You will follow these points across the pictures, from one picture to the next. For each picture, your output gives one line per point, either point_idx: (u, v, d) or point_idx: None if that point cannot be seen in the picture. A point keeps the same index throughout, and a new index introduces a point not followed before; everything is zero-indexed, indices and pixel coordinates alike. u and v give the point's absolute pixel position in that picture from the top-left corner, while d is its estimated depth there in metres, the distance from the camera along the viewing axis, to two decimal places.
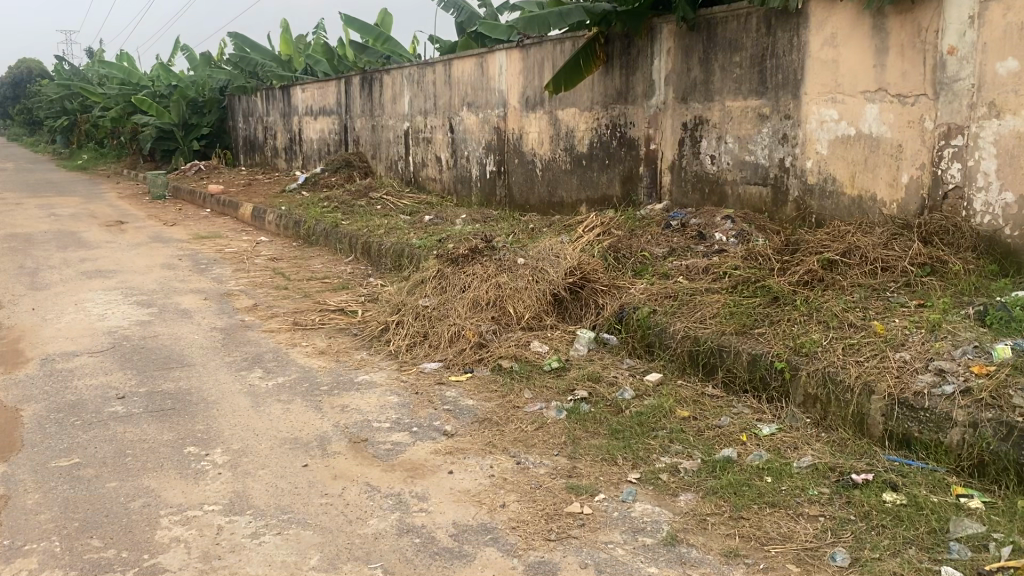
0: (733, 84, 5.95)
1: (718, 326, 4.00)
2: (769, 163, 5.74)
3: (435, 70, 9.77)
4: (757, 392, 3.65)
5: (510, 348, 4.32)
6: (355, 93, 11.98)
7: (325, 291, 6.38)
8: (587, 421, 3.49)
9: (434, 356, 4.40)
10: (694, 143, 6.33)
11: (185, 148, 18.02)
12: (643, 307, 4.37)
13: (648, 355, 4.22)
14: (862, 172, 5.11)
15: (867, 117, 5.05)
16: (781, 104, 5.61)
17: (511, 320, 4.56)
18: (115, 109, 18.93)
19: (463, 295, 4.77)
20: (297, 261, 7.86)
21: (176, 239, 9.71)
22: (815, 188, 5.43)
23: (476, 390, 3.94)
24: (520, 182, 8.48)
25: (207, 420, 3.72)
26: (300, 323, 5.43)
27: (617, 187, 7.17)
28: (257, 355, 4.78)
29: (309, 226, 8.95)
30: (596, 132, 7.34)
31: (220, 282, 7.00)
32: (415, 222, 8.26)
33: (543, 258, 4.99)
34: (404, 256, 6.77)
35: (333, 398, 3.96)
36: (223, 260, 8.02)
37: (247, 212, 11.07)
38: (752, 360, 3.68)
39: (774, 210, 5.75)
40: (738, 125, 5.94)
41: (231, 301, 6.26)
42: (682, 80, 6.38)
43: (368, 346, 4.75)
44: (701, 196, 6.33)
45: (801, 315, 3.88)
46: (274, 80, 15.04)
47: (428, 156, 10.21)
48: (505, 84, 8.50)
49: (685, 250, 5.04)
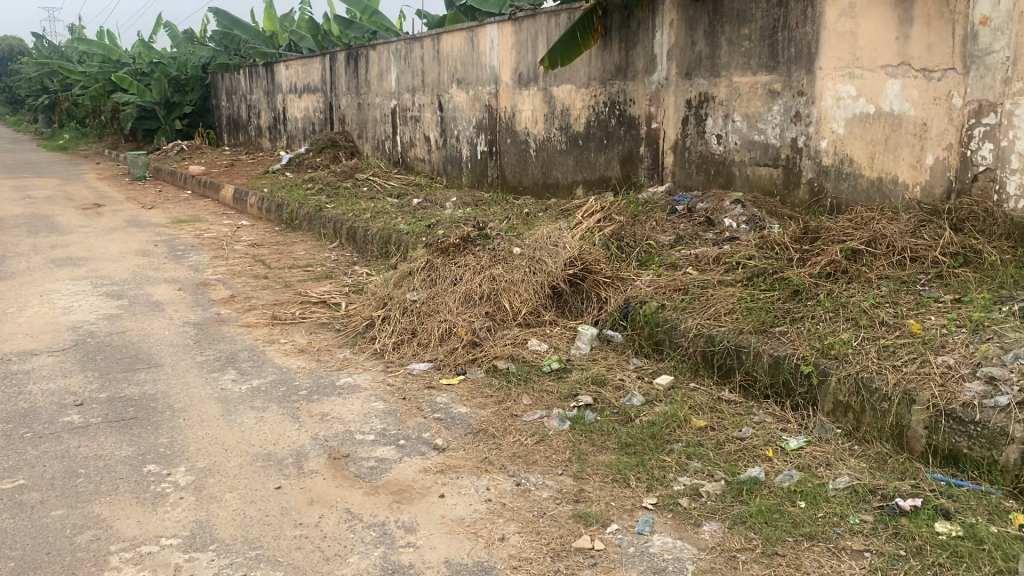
0: (741, 59, 5.57)
1: (734, 323, 3.65)
2: (780, 143, 5.38)
3: (424, 45, 9.34)
4: (780, 399, 3.32)
5: (506, 348, 3.96)
6: (340, 70, 11.53)
7: (307, 281, 6.01)
8: (593, 432, 3.14)
9: (424, 356, 4.04)
10: (699, 121, 5.96)
11: (167, 127, 17.48)
12: (651, 301, 4.02)
13: (657, 354, 3.88)
14: (882, 152, 4.76)
15: (888, 93, 4.68)
16: (793, 79, 5.24)
17: (507, 315, 4.20)
18: (94, 87, 18.38)
19: (455, 288, 4.41)
20: (279, 247, 7.47)
21: (153, 224, 9.29)
22: (830, 169, 5.08)
23: (469, 396, 3.59)
24: (512, 163, 8.10)
25: (172, 432, 3.35)
26: (279, 316, 5.06)
27: (615, 168, 6.80)
28: (230, 354, 4.41)
29: (292, 209, 8.55)
30: (594, 110, 6.95)
31: (197, 270, 6.62)
32: (403, 205, 7.87)
33: (540, 247, 4.62)
34: (391, 243, 6.39)
35: (311, 404, 3.61)
36: (201, 247, 7.63)
37: (228, 195, 10.65)
38: (774, 362, 3.34)
39: (785, 192, 5.40)
40: (747, 102, 5.58)
41: (207, 292, 5.88)
42: (685, 55, 6.00)
43: (352, 344, 4.39)
44: (706, 178, 5.97)
45: (826, 312, 3.53)
46: (257, 57, 14.55)
47: (416, 136, 9.80)
48: (496, 60, 8.10)
49: (693, 238, 4.68)
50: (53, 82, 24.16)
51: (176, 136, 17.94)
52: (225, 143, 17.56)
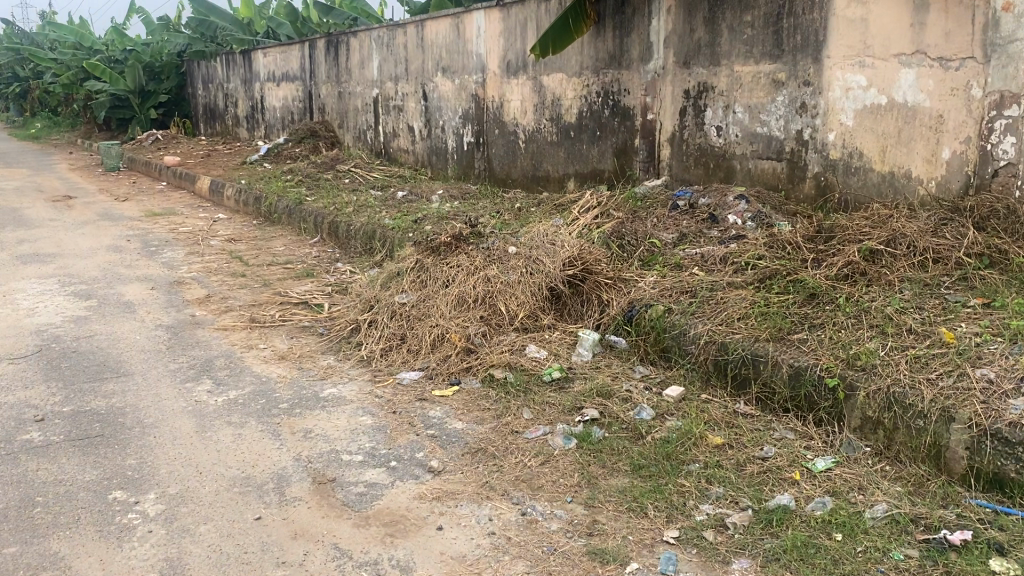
0: (743, 47, 5.32)
1: (749, 329, 3.40)
2: (785, 135, 5.14)
3: (407, 32, 9.02)
4: (802, 413, 3.08)
5: (502, 355, 3.70)
6: (320, 58, 11.18)
7: (287, 280, 5.71)
8: (603, 452, 2.88)
9: (415, 364, 3.77)
10: (698, 113, 5.71)
11: (142, 116, 17.04)
12: (657, 304, 3.76)
13: (664, 361, 3.63)
14: (895, 145, 4.53)
15: (901, 83, 4.45)
16: (799, 68, 5.00)
17: (503, 320, 3.94)
18: (66, 75, 17.87)
19: (446, 290, 4.13)
20: (257, 243, 7.16)
21: (126, 217, 8.94)
22: (838, 163, 4.85)
23: (465, 409, 3.32)
24: (500, 155, 7.82)
25: (140, 453, 3.07)
26: (257, 319, 4.76)
27: (609, 161, 6.55)
28: (206, 361, 4.12)
29: (271, 202, 8.23)
30: (586, 100, 6.69)
31: (171, 268, 6.30)
32: (387, 199, 7.57)
33: (537, 246, 4.35)
34: (375, 239, 6.11)
35: (294, 420, 3.34)
36: (176, 242, 7.30)
37: (204, 187, 10.30)
38: (794, 373, 3.10)
39: (789, 187, 5.16)
40: (749, 92, 5.33)
41: (181, 291, 5.57)
42: (684, 43, 5.74)
43: (336, 350, 4.11)
44: (705, 172, 5.73)
45: (848, 318, 3.29)
46: (234, 44, 14.16)
47: (400, 126, 9.49)
48: (483, 47, 7.81)
49: (697, 236, 4.44)
50: (23, 70, 23.57)
51: (151, 125, 17.48)
52: (202, 133, 17.13)
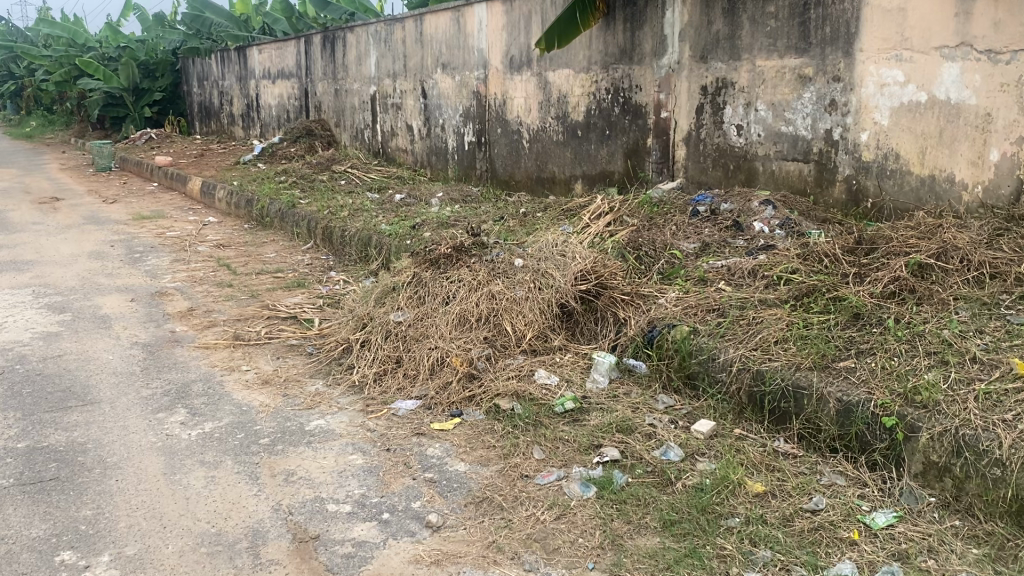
0: (766, 40, 4.93)
1: (787, 355, 3.03)
2: (812, 135, 4.76)
3: (405, 27, 8.64)
4: (852, 454, 2.71)
5: (509, 383, 3.32)
6: (316, 54, 10.80)
7: (277, 291, 5.34)
8: (627, 503, 2.51)
9: (412, 392, 3.39)
10: (716, 111, 5.32)
11: (136, 115, 16.58)
12: (681, 325, 3.38)
13: (690, 390, 3.25)
14: (936, 146, 4.15)
15: (943, 78, 4.07)
16: (828, 62, 4.61)
17: (509, 341, 3.56)
18: (58, 72, 17.48)
19: (446, 308, 3.75)
20: (247, 249, 6.79)
21: (113, 220, 8.56)
22: (872, 166, 4.47)
23: (468, 447, 2.95)
24: (503, 155, 7.44)
25: (96, 502, 2.68)
26: (241, 336, 4.38)
27: (619, 162, 6.16)
28: (182, 387, 3.73)
29: (263, 205, 7.85)
30: (594, 97, 6.30)
31: (154, 277, 5.92)
32: (384, 202, 7.20)
33: (545, 258, 3.97)
34: (371, 246, 5.73)
35: (275, 459, 2.96)
36: (162, 248, 6.92)
37: (196, 188, 9.92)
38: (844, 409, 2.73)
39: (817, 191, 4.78)
40: (772, 89, 4.95)
41: (163, 304, 5.19)
42: (700, 35, 5.35)
43: (326, 374, 3.73)
44: (724, 174, 5.35)
45: (900, 344, 2.91)
46: (229, 40, 13.77)
47: (398, 125, 9.10)
48: (485, 42, 7.43)
49: (721, 247, 4.06)
50: (18, 67, 23.16)
51: (145, 124, 17.10)
52: (197, 131, 16.74)
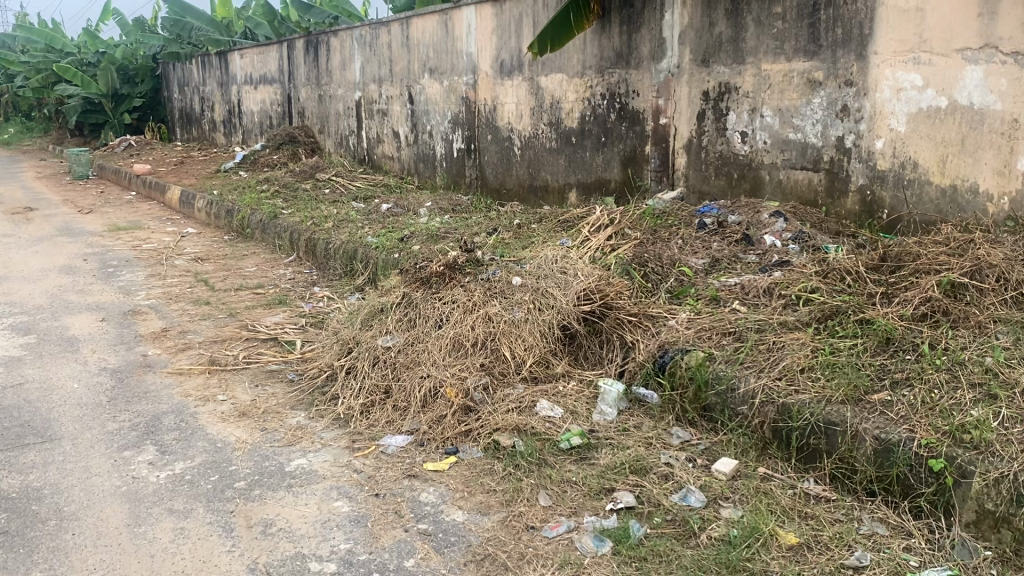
0: (773, 42, 4.68)
1: (815, 386, 2.77)
2: (823, 142, 4.51)
3: (391, 31, 8.36)
4: (892, 499, 2.45)
5: (509, 416, 3.04)
6: (298, 59, 10.50)
7: (257, 309, 5.04)
8: (648, 561, 2.25)
9: (403, 427, 3.11)
10: (719, 117, 5.07)
11: (115, 121, 16.30)
12: (695, 350, 3.12)
13: (706, 422, 2.99)
14: (958, 155, 3.91)
15: (966, 83, 3.82)
16: (840, 65, 4.36)
17: (508, 369, 3.28)
18: (36, 78, 17.10)
19: (439, 332, 3.46)
20: (226, 262, 6.47)
21: (87, 232, 8.23)
22: (888, 175, 4.22)
23: (466, 491, 2.67)
24: (493, 163, 7.17)
25: (49, 561, 2.39)
26: (218, 361, 4.09)
27: (616, 170, 5.90)
28: (151, 420, 3.43)
29: (243, 216, 7.54)
30: (589, 103, 6.04)
31: (127, 294, 5.61)
32: (370, 212, 6.91)
33: (545, 276, 3.69)
34: (356, 260, 5.45)
35: (253, 506, 2.67)
36: (137, 262, 6.60)
37: (175, 197, 9.60)
38: (883, 449, 2.47)
39: (827, 200, 4.53)
40: (779, 94, 4.70)
41: (135, 324, 4.88)
42: (702, 38, 5.10)
43: (308, 405, 3.45)
44: (728, 183, 5.09)
45: (940, 373, 2.64)
46: (209, 45, 13.45)
47: (383, 131, 8.82)
48: (474, 46, 7.16)
49: (733, 263, 3.80)
50: None
51: (125, 131, 16.74)
52: (178, 138, 16.39)
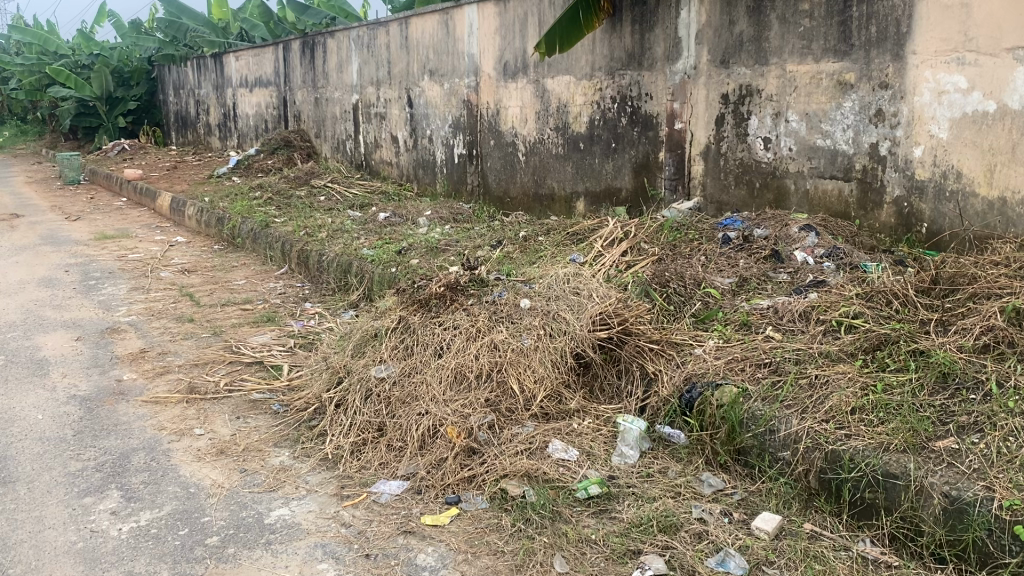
0: (799, 42, 4.34)
1: (870, 431, 2.42)
2: (854, 149, 4.17)
3: (389, 31, 8.03)
4: (967, 568, 2.11)
5: (518, 459, 2.69)
6: (294, 60, 10.16)
7: (243, 327, 4.70)
8: None
9: (398, 471, 2.77)
10: (739, 121, 4.73)
11: (110, 125, 15.95)
12: (726, 385, 2.77)
13: (741, 469, 2.64)
14: (1007, 164, 3.57)
15: (1017, 85, 3.48)
16: (874, 66, 4.02)
17: (516, 404, 2.93)
18: (29, 81, 16.75)
19: (438, 361, 3.11)
20: (215, 275, 6.14)
21: (72, 241, 7.89)
22: (927, 185, 3.88)
23: (469, 553, 2.33)
24: (496, 169, 6.83)
25: None
26: (197, 389, 3.74)
27: (627, 178, 5.56)
28: (119, 458, 3.09)
29: (234, 224, 7.20)
30: (598, 106, 5.70)
31: (107, 309, 5.27)
32: (367, 221, 6.57)
33: (556, 298, 3.35)
34: (351, 274, 5.11)
35: (225, 569, 2.32)
36: (121, 273, 6.26)
37: (165, 204, 9.25)
38: (955, 508, 2.13)
39: (860, 212, 4.19)
40: (806, 97, 4.36)
41: (112, 343, 4.54)
42: (720, 37, 4.76)
43: (293, 442, 3.11)
44: (748, 192, 4.75)
45: (1016, 418, 2.29)
46: (204, 47, 13.11)
47: (382, 136, 8.48)
48: (476, 46, 6.82)
49: (763, 282, 3.46)
50: None
51: (119, 135, 16.40)
52: (173, 141, 16.05)
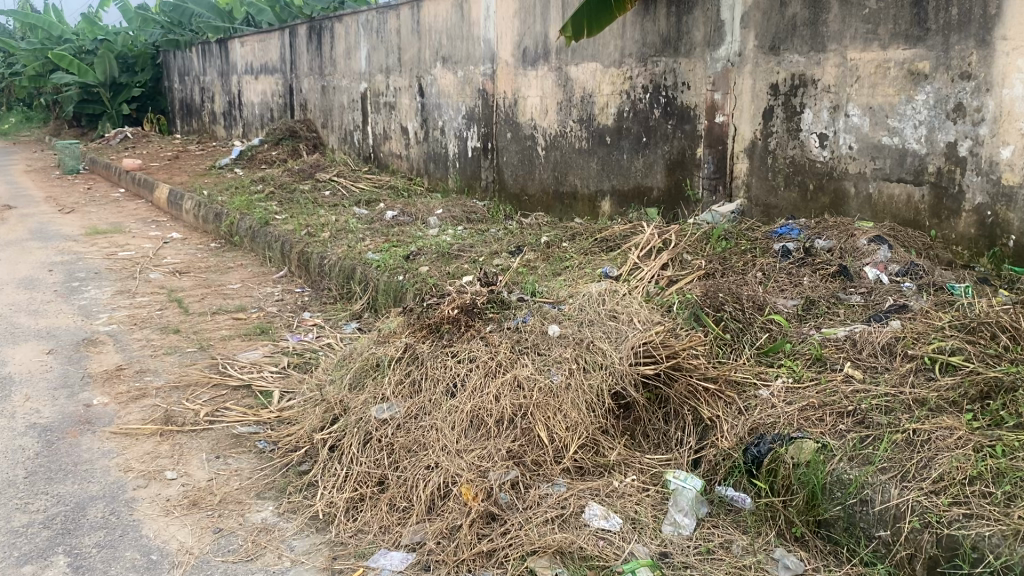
0: (864, 26, 3.82)
1: (998, 510, 1.91)
2: (928, 148, 3.65)
3: (400, 15, 7.53)
4: None
5: (548, 530, 2.20)
6: (300, 47, 9.67)
7: (233, 340, 4.22)
8: None
9: (401, 539, 2.29)
10: (791, 115, 4.21)
11: (113, 112, 15.46)
12: (802, 439, 2.27)
13: (824, 546, 2.15)
14: None
15: None
16: (953, 54, 3.50)
17: (544, 455, 2.44)
18: (33, 67, 16.27)
19: (451, 402, 2.61)
20: (208, 277, 5.67)
21: (61, 235, 7.43)
22: (1017, 191, 3.37)
23: None
24: (513, 164, 6.33)
25: None
26: (174, 418, 3.27)
27: (659, 176, 5.05)
28: (72, 509, 2.60)
29: (232, 221, 6.72)
30: (627, 96, 5.19)
31: (86, 316, 4.80)
32: (373, 220, 6.08)
33: (590, 324, 2.85)
34: (354, 281, 4.63)
35: None
36: (107, 274, 5.79)
37: (163, 197, 8.79)
38: None
39: (934, 220, 3.67)
40: (870, 89, 3.84)
41: (86, 358, 4.06)
42: (770, 20, 4.23)
43: (279, 493, 2.63)
44: (799, 195, 4.24)
45: None
46: (209, 32, 12.62)
47: (391, 127, 7.98)
48: (493, 31, 6.31)
49: (833, 306, 2.96)
50: None
51: (123, 122, 15.92)
52: (177, 129, 15.57)
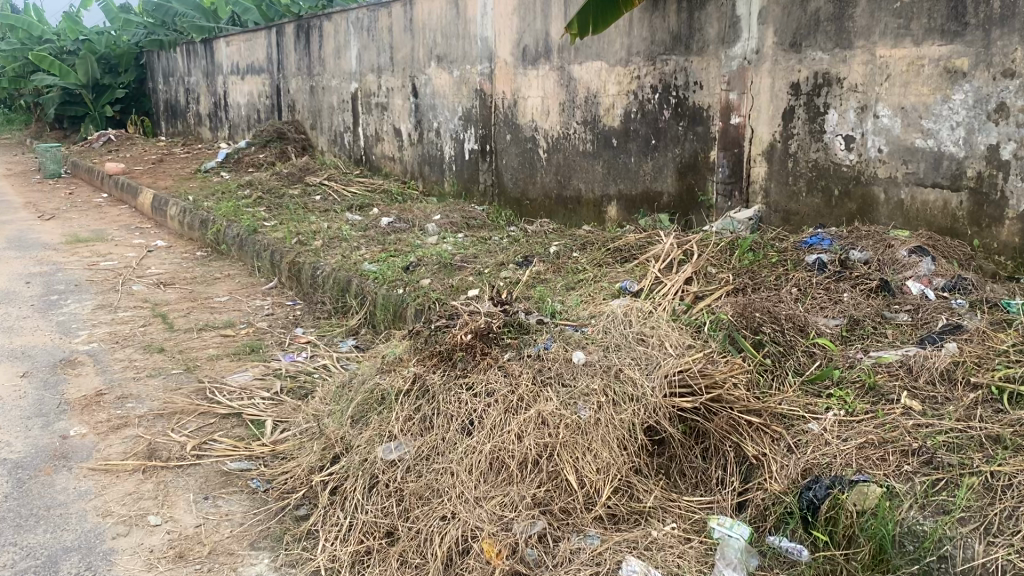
0: (894, 21, 3.57)
1: None
2: (966, 151, 3.41)
3: (391, 12, 7.25)
4: None
5: None
6: (288, 46, 9.37)
7: (222, 360, 3.94)
8: None
9: None
10: (813, 116, 3.96)
11: (96, 113, 15.09)
12: (864, 483, 2.02)
13: None
14: None
15: None
16: (995, 50, 3.26)
17: (574, 503, 2.18)
18: (12, 67, 15.84)
19: (467, 442, 2.35)
20: (195, 289, 5.37)
21: (40, 244, 7.12)
22: None
23: None
24: (513, 167, 6.06)
25: None
26: (159, 452, 2.99)
27: (669, 181, 4.80)
28: (42, 565, 2.32)
29: (219, 228, 6.43)
30: (635, 96, 4.93)
31: (64, 334, 4.50)
32: (367, 226, 5.80)
33: (617, 350, 2.59)
34: (350, 295, 4.36)
35: None
36: (88, 287, 5.49)
37: (147, 202, 8.47)
38: None
39: (973, 228, 3.44)
40: (901, 87, 3.59)
41: (63, 382, 3.77)
42: (791, 15, 3.98)
43: (275, 544, 2.36)
44: (823, 201, 4.00)
45: None
46: (193, 31, 12.29)
47: (383, 128, 7.70)
48: (490, 29, 6.04)
49: (879, 327, 2.72)
50: None
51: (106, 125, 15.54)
52: (162, 131, 15.20)
